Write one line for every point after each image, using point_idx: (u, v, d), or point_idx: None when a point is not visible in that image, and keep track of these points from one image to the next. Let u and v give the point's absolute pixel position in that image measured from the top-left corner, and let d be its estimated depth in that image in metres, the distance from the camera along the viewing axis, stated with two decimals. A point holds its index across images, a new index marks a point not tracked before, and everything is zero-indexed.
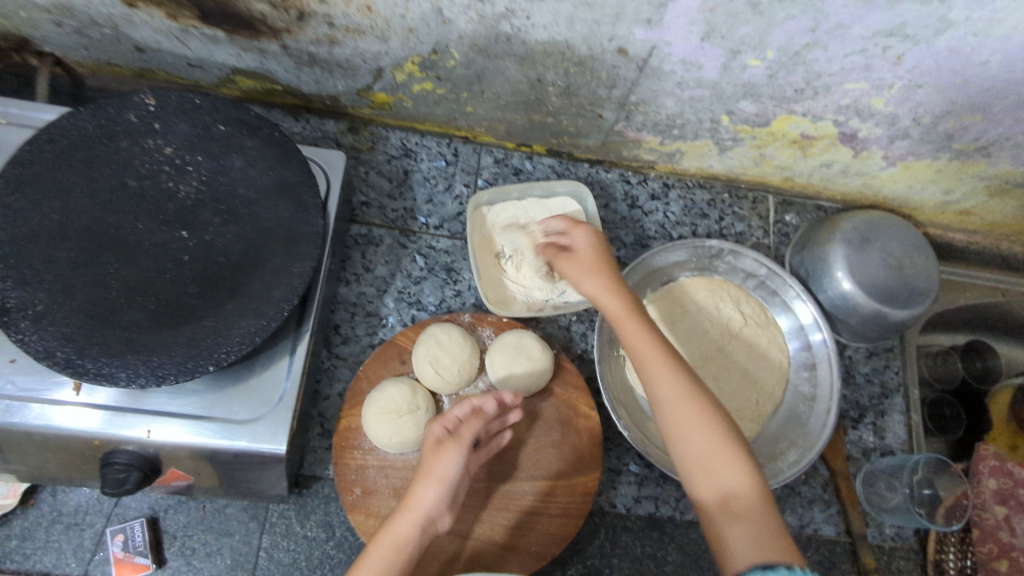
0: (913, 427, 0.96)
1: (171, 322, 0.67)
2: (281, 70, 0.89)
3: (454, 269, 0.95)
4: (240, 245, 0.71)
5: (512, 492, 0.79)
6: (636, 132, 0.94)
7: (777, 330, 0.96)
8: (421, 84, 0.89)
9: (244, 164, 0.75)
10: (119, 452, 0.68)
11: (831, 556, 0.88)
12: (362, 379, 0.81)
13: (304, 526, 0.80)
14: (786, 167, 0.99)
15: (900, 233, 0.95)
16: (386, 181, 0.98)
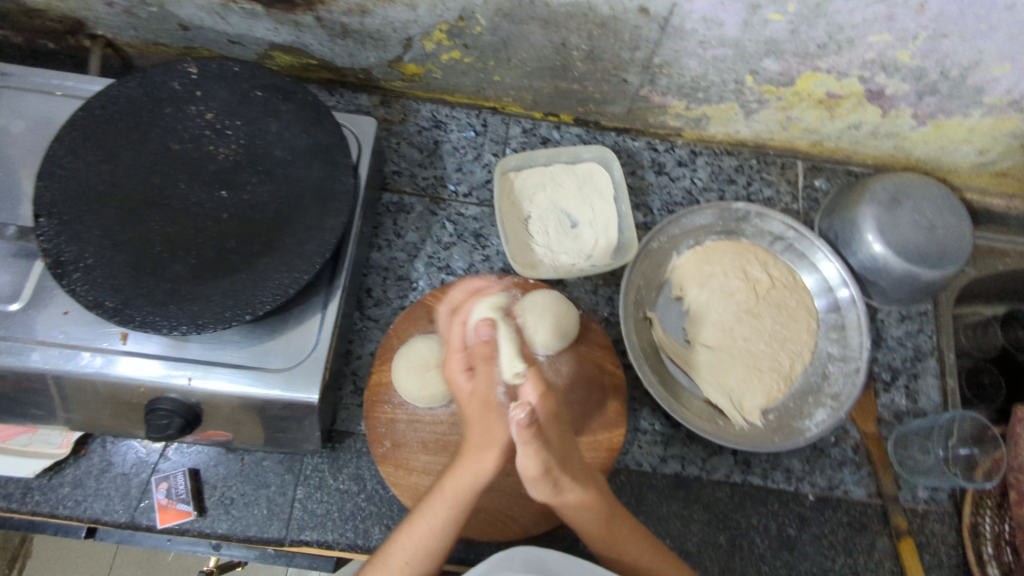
0: (948, 390, 0.95)
1: (210, 274, 0.70)
2: (317, 43, 0.91)
3: (483, 235, 0.96)
4: (276, 204, 0.75)
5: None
6: (661, 97, 0.94)
7: (805, 291, 0.95)
8: (449, 53, 0.90)
9: (279, 127, 0.78)
10: (162, 399, 0.71)
11: (862, 517, 0.88)
12: (393, 336, 0.84)
13: (337, 479, 0.82)
14: (814, 130, 0.98)
15: (932, 194, 0.94)
16: (417, 151, 0.98)
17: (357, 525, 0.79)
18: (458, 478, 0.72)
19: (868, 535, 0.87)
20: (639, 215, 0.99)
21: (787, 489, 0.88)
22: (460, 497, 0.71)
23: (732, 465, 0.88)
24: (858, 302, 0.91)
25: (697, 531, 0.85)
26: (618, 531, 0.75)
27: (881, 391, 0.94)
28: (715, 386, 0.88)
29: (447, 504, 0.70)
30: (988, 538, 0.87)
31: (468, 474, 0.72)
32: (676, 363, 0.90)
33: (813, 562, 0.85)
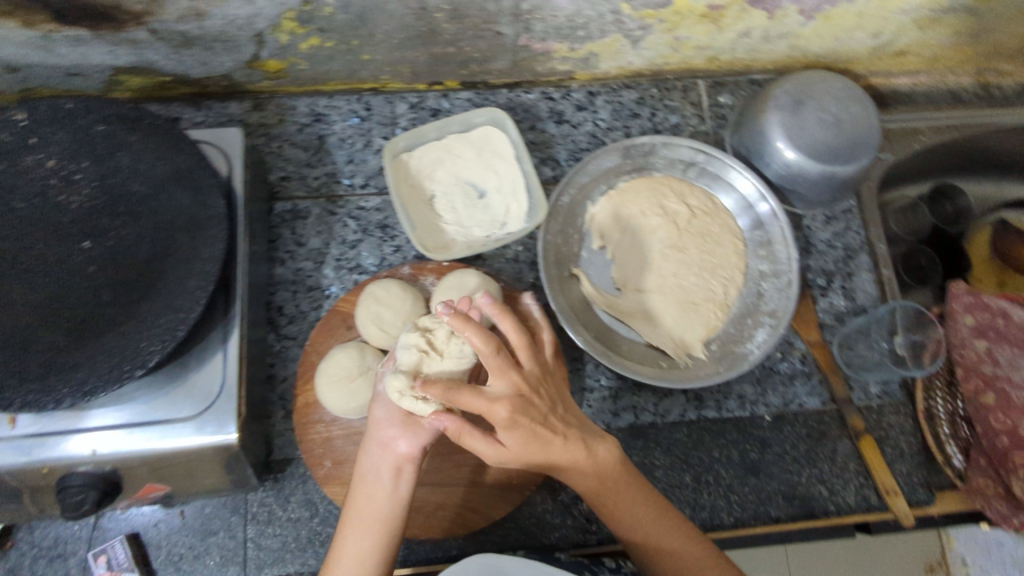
0: (883, 281, 0.94)
1: (89, 335, 0.65)
2: (162, 58, 0.84)
3: (389, 225, 0.91)
4: (146, 244, 0.69)
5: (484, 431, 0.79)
6: (542, 43, 0.89)
7: (727, 215, 0.93)
8: (307, 41, 0.83)
9: (133, 160, 0.72)
10: (73, 475, 0.67)
11: (821, 426, 0.88)
12: (311, 352, 0.80)
13: (286, 509, 0.79)
14: (706, 46, 0.95)
15: (833, 88, 0.91)
16: (302, 151, 0.92)
17: (316, 550, 0.77)
18: (378, 471, 0.67)
19: (829, 442, 0.87)
20: (547, 170, 0.95)
21: (743, 416, 0.87)
22: (394, 497, 0.66)
23: (685, 404, 0.87)
24: (780, 215, 0.89)
25: (662, 476, 0.84)
26: (624, 501, 0.69)
27: (819, 296, 0.93)
28: (652, 330, 0.86)
29: (377, 504, 0.65)
30: (943, 417, 0.88)
31: (389, 471, 0.67)
32: (610, 314, 0.88)
33: (780, 480, 0.85)
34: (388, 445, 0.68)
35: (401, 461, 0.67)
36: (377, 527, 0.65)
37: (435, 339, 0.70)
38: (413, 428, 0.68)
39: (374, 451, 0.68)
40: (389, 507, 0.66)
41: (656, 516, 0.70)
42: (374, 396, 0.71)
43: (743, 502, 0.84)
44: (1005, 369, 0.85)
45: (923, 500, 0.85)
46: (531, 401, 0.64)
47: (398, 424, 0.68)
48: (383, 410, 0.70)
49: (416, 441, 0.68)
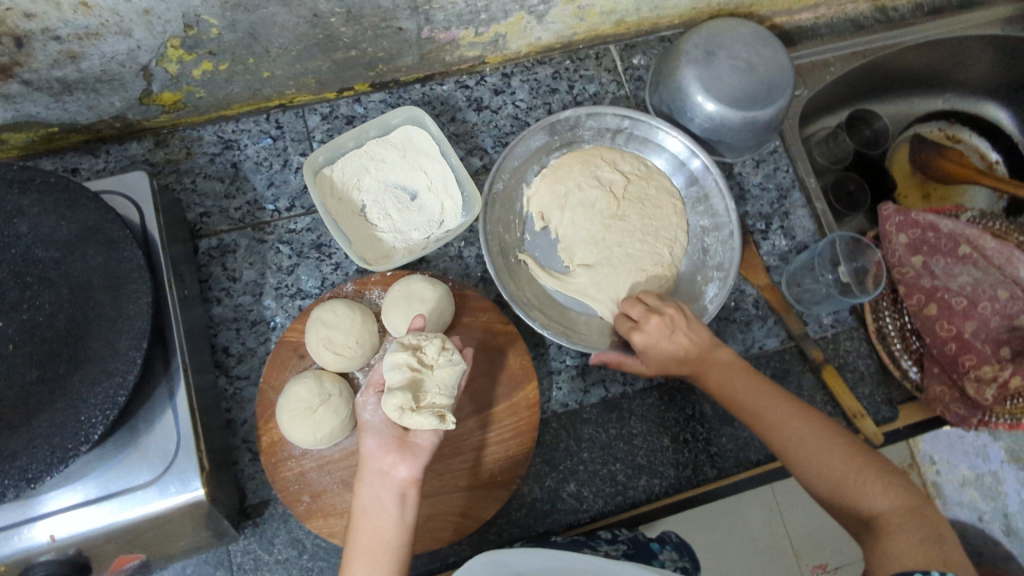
0: (818, 214, 0.97)
1: (21, 418, 0.61)
2: (43, 108, 0.77)
3: (324, 243, 0.87)
4: (64, 312, 0.65)
5: (458, 435, 0.77)
6: (446, 32, 0.87)
7: (662, 176, 0.93)
8: (199, 67, 0.78)
9: (32, 224, 0.66)
10: (36, 565, 0.64)
11: (783, 363, 0.90)
12: (267, 389, 0.77)
13: (272, 552, 0.77)
14: (610, 11, 0.94)
15: (740, 35, 0.92)
16: (217, 182, 0.88)
17: None
18: (383, 502, 0.65)
19: (793, 379, 0.90)
20: (475, 160, 0.93)
21: None
22: (400, 524, 0.64)
23: None
24: (711, 169, 0.90)
25: (641, 443, 0.85)
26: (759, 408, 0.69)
27: (761, 240, 0.95)
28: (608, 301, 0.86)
29: (384, 529, 0.63)
30: (893, 334, 0.91)
31: (393, 498, 0.65)
32: (564, 294, 0.87)
33: None
34: (389, 472, 0.66)
35: (405, 485, 0.66)
36: (384, 558, 0.62)
37: (425, 356, 0.69)
38: (410, 451, 0.67)
39: (373, 481, 0.66)
40: (392, 534, 0.63)
41: (779, 409, 0.68)
42: (362, 428, 0.70)
43: (724, 451, 0.86)
44: (941, 279, 0.90)
45: (888, 416, 0.89)
46: (673, 336, 0.74)
47: (394, 450, 0.67)
48: (377, 440, 0.68)
49: (415, 464, 0.66)
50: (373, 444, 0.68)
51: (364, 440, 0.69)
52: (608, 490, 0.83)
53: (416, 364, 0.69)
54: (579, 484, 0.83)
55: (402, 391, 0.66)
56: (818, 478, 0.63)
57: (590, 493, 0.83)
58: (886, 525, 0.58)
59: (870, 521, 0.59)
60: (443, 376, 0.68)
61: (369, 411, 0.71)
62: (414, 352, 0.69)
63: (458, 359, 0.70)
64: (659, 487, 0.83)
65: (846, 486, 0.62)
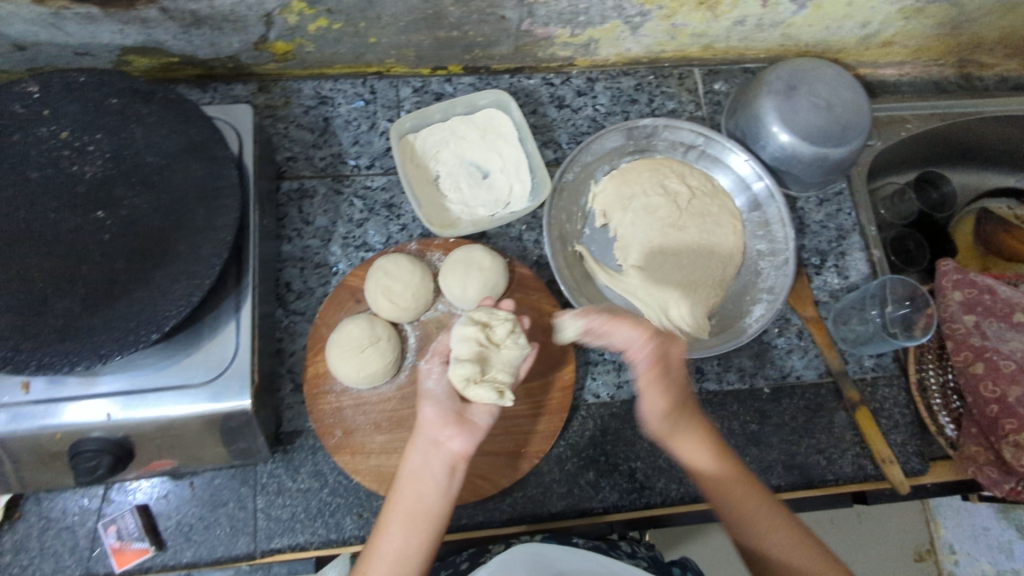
0: (874, 260, 0.98)
1: (105, 300, 0.66)
2: (170, 37, 0.84)
3: (395, 204, 0.92)
4: (159, 212, 0.70)
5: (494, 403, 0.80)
6: (544, 28, 0.92)
7: (727, 198, 0.95)
8: (315, 22, 0.84)
9: (146, 132, 0.72)
10: (86, 441, 0.67)
11: (817, 397, 0.90)
12: (321, 324, 0.81)
13: (296, 480, 0.80)
14: (702, 34, 0.98)
15: (824, 75, 0.94)
16: (308, 132, 0.94)
17: (326, 520, 0.78)
18: (432, 469, 0.65)
19: (826, 414, 0.90)
20: (548, 153, 0.97)
21: (742, 389, 0.90)
22: (444, 494, 0.64)
23: None
24: (776, 196, 0.92)
25: (665, 446, 0.86)
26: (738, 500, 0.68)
27: (813, 274, 0.97)
28: (654, 305, 0.88)
29: (425, 497, 0.64)
30: (935, 387, 0.92)
31: (442, 469, 0.65)
32: (613, 289, 0.90)
33: (780, 450, 0.87)
34: (442, 443, 0.66)
35: (457, 458, 0.66)
36: (421, 525, 0.63)
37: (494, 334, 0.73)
38: (467, 427, 0.67)
39: (424, 448, 0.66)
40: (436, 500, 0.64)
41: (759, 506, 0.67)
42: (422, 393, 0.70)
43: (745, 471, 0.86)
44: (993, 341, 0.89)
45: (918, 468, 0.88)
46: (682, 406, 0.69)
47: (453, 423, 0.67)
48: (436, 410, 0.67)
49: (470, 440, 0.66)
50: (431, 412, 0.68)
51: (423, 406, 0.69)
52: (625, 485, 0.84)
53: (484, 340, 0.72)
54: (598, 473, 0.84)
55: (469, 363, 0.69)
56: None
57: (606, 485, 0.84)
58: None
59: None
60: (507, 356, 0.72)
61: (431, 379, 0.71)
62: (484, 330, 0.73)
63: (523, 343, 0.73)
64: (676, 492, 0.84)
65: None
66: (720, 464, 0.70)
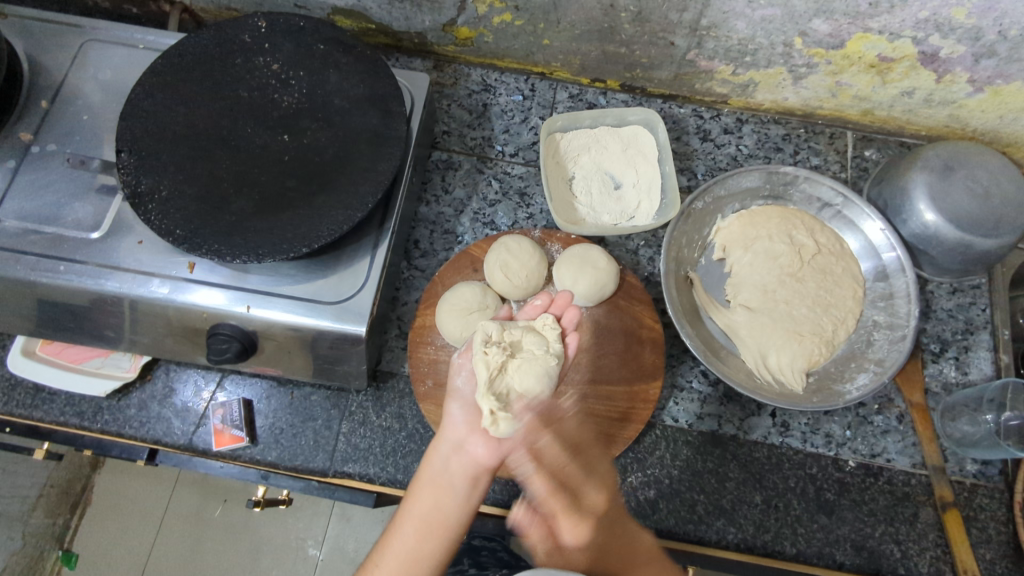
0: (1001, 363, 0.92)
1: (272, 209, 0.75)
2: (375, 6, 0.95)
3: (527, 193, 0.98)
4: (333, 147, 0.79)
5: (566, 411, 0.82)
6: (708, 61, 0.95)
7: (852, 260, 0.94)
8: (501, 16, 0.92)
9: (339, 78, 0.83)
10: (223, 325, 0.77)
11: (906, 487, 0.86)
12: (437, 283, 0.87)
13: (379, 417, 0.86)
14: (865, 98, 0.98)
15: (988, 162, 0.90)
16: (467, 113, 1.02)
17: (396, 460, 0.83)
18: (453, 476, 0.70)
19: (911, 505, 0.85)
20: (682, 179, 1.00)
21: (826, 455, 0.87)
22: (464, 504, 0.68)
23: (769, 427, 0.88)
24: (907, 269, 0.89)
25: (732, 488, 0.85)
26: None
27: (929, 361, 0.93)
28: (753, 347, 0.88)
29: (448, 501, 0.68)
30: None
31: (463, 478, 0.70)
32: (716, 322, 0.90)
33: (853, 528, 0.84)
34: (465, 449, 0.72)
35: (478, 469, 0.71)
36: (436, 531, 0.66)
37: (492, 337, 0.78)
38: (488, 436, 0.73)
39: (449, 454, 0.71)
40: (452, 511, 0.68)
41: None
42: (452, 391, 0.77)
43: (810, 537, 0.83)
44: None
45: None
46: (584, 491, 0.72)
47: (477, 431, 0.73)
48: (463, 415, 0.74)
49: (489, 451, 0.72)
50: (457, 415, 0.75)
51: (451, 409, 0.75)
52: (683, 514, 0.83)
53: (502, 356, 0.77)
54: (658, 494, 0.84)
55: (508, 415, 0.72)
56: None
57: (664, 508, 0.83)
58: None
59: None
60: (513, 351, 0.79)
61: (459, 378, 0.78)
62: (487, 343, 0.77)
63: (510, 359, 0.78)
64: (732, 537, 0.82)
65: None
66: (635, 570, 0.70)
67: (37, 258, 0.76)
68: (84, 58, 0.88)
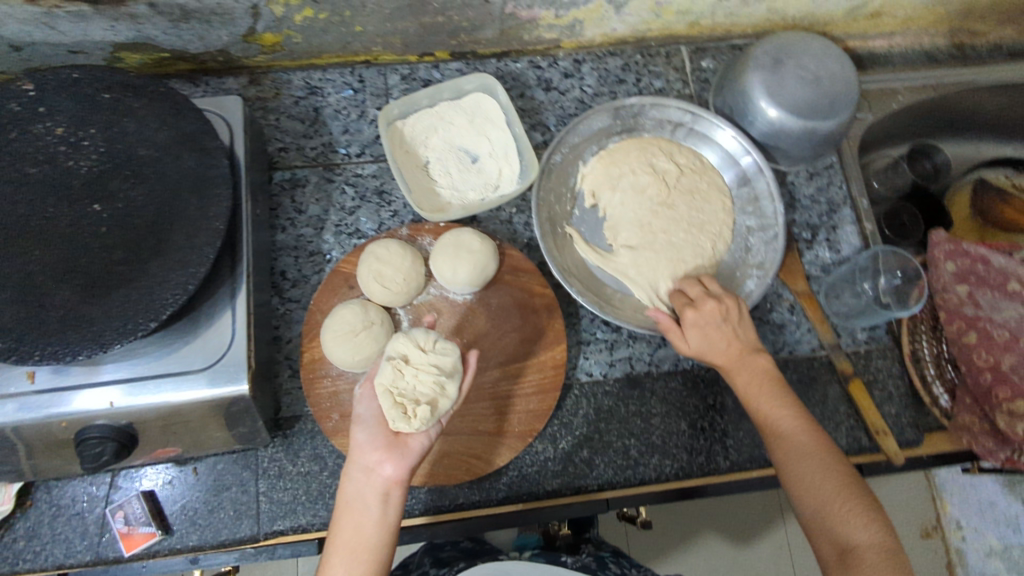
0: (867, 233, 0.98)
1: (103, 291, 0.68)
2: (160, 33, 0.86)
3: (385, 190, 0.94)
4: (154, 204, 0.72)
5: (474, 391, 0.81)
6: (528, 10, 0.92)
7: (715, 173, 0.96)
8: (301, 13, 0.85)
9: (137, 126, 0.75)
10: (91, 428, 0.69)
11: (811, 371, 0.91)
12: (315, 311, 0.83)
13: (296, 464, 0.81)
14: (687, 11, 0.98)
15: (810, 48, 0.93)
16: (299, 123, 0.96)
17: (326, 502, 0.80)
18: (365, 498, 0.66)
19: (820, 387, 0.90)
20: (536, 136, 0.98)
21: None
22: (381, 523, 0.65)
23: (678, 355, 0.90)
24: (765, 170, 0.93)
25: (658, 423, 0.86)
26: (777, 421, 0.72)
27: (805, 249, 0.97)
28: (643, 283, 0.89)
29: (365, 519, 0.65)
30: (928, 359, 0.91)
31: (375, 497, 0.66)
32: (604, 270, 0.90)
33: None
34: (374, 470, 0.67)
35: (390, 485, 0.67)
36: (363, 556, 0.64)
37: (411, 356, 0.72)
38: (399, 450, 0.68)
39: (358, 477, 0.67)
40: (378, 537, 0.65)
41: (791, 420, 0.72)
42: (354, 419, 0.71)
43: (739, 446, 0.87)
44: (985, 310, 0.90)
45: (913, 440, 0.88)
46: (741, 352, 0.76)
47: (383, 449, 0.68)
48: (367, 435, 0.69)
49: (402, 464, 0.68)
50: (362, 439, 0.69)
51: (355, 433, 0.70)
52: (619, 462, 0.84)
53: (412, 366, 0.71)
54: (592, 451, 0.84)
55: (428, 407, 0.69)
56: (809, 510, 0.66)
57: (601, 462, 0.84)
58: (863, 557, 0.61)
59: (851, 552, 0.62)
60: (434, 362, 0.71)
61: (362, 404, 0.72)
62: (398, 359, 0.72)
63: (439, 372, 0.71)
64: (670, 469, 0.85)
65: (829, 510, 0.65)
66: (789, 420, 0.72)
67: None
68: None
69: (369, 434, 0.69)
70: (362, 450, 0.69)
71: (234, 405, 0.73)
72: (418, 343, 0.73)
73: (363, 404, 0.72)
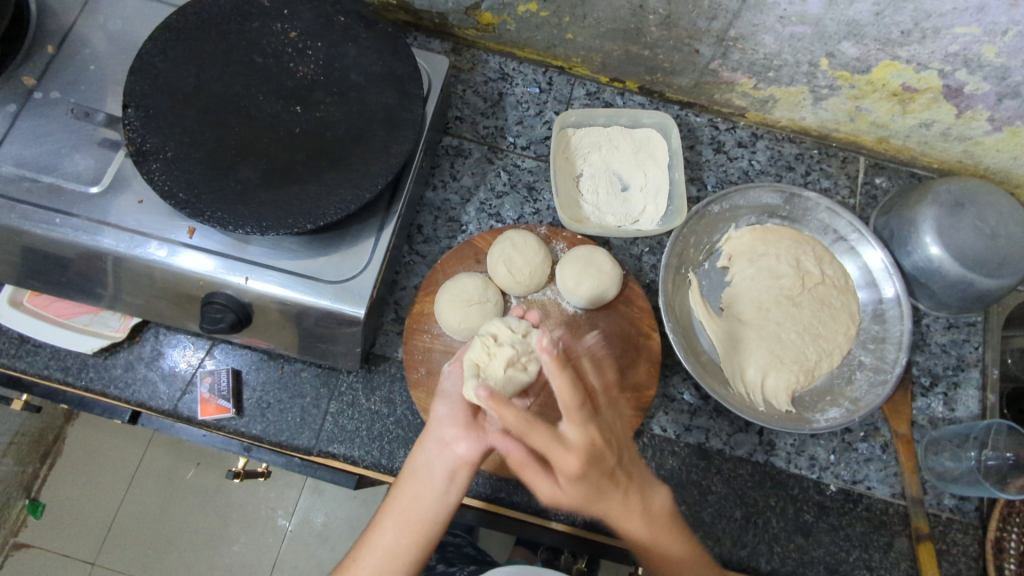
0: (988, 403, 0.93)
1: (279, 182, 0.74)
2: None
3: (536, 188, 0.97)
4: (347, 124, 0.78)
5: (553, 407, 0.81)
6: (731, 72, 0.94)
7: (854, 299, 0.94)
8: (526, 5, 0.91)
9: (357, 53, 0.81)
10: (219, 294, 0.75)
11: (883, 516, 0.87)
12: (439, 271, 0.86)
13: (369, 400, 0.85)
14: (882, 125, 0.97)
15: (997, 202, 0.90)
16: (481, 100, 1.01)
17: (382, 445, 0.83)
18: (433, 472, 0.68)
19: (886, 534, 0.86)
20: (692, 189, 0.99)
21: (809, 477, 0.87)
22: (441, 501, 0.67)
23: (755, 445, 0.88)
24: (906, 319, 0.89)
25: (713, 502, 0.85)
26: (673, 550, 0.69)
27: (918, 394, 0.93)
28: (735, 360, 0.88)
29: (424, 488, 0.67)
30: (1013, 555, 0.85)
31: (443, 471, 0.67)
32: (710, 337, 0.90)
33: (827, 550, 0.84)
34: (449, 445, 0.69)
35: (461, 464, 0.68)
36: (415, 526, 0.66)
37: (500, 336, 0.78)
38: (475, 431, 0.69)
39: (431, 448, 0.69)
40: (432, 511, 0.66)
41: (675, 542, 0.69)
42: (439, 393, 0.74)
43: (785, 556, 0.84)
44: None
45: None
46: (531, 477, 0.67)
47: (462, 427, 0.70)
48: (448, 411, 0.71)
49: (475, 445, 0.68)
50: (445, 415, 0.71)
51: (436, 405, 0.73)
52: None
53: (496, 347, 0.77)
54: None
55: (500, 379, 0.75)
56: None
57: None
58: None
59: None
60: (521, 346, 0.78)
61: (448, 379, 0.75)
62: (488, 337, 0.77)
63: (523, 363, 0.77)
64: (709, 549, 0.83)
65: None
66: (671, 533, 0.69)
67: (33, 208, 0.73)
68: (96, 6, 0.85)
69: (443, 411, 0.71)
70: (439, 424, 0.70)
71: (343, 325, 0.77)
72: (511, 328, 0.79)
73: (449, 378, 0.75)
